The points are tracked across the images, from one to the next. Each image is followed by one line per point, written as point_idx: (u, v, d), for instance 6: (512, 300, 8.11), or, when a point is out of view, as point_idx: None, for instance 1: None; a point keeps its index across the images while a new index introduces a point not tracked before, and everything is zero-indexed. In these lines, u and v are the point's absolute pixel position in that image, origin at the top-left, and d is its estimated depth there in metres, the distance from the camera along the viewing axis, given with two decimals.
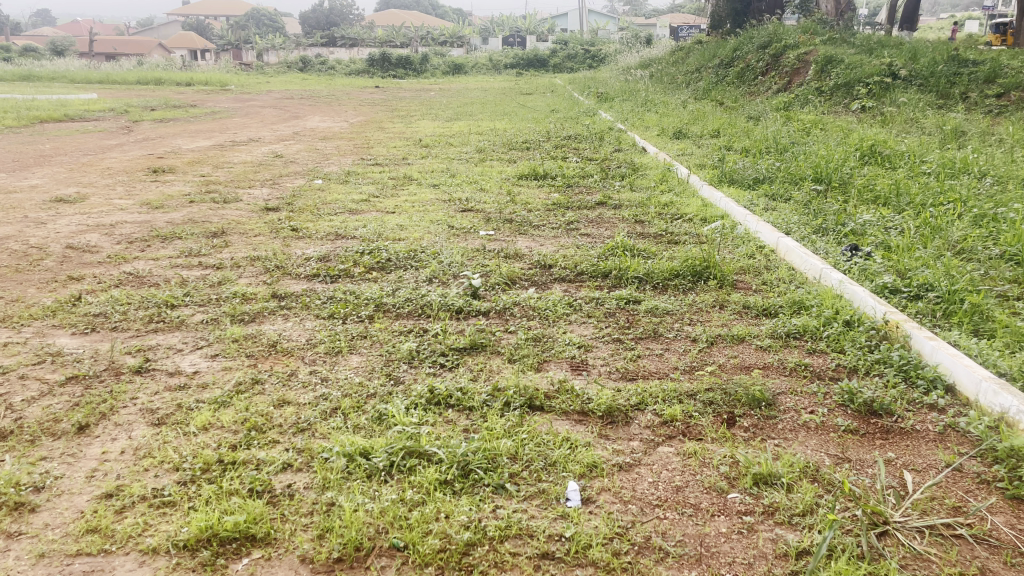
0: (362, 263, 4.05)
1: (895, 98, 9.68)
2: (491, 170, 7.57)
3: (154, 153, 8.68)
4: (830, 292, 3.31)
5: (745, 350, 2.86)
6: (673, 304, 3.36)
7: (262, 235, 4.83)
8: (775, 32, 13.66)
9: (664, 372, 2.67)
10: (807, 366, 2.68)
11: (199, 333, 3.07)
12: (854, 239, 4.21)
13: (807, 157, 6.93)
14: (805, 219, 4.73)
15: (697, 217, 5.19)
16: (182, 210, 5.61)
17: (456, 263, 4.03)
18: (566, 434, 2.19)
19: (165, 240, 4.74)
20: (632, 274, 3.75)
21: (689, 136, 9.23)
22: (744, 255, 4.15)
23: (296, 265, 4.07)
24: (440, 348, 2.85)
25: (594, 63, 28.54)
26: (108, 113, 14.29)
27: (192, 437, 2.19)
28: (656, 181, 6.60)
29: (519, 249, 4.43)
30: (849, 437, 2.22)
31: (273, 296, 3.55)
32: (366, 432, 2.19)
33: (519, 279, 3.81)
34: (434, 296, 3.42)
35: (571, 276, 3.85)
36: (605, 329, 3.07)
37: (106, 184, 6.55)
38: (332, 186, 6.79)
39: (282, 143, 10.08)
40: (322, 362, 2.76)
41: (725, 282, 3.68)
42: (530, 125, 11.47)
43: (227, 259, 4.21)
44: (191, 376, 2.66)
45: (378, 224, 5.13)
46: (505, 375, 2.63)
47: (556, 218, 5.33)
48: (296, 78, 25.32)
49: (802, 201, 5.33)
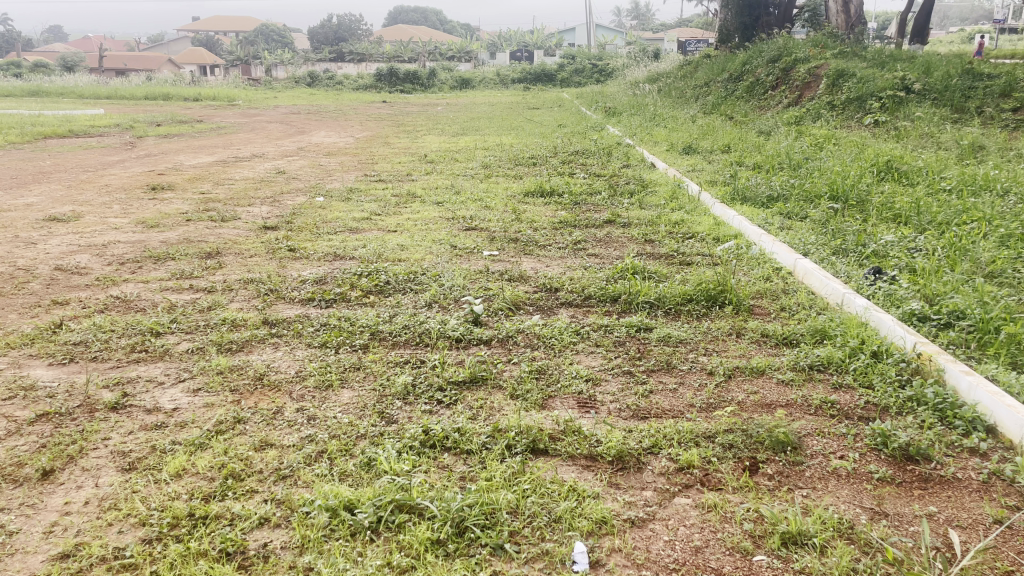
0: (360, 287, 3.87)
1: (909, 112, 9.49)
2: (497, 186, 7.40)
3: (155, 169, 8.55)
4: (854, 320, 3.11)
5: (766, 384, 2.66)
6: (687, 332, 3.17)
7: (258, 256, 4.66)
8: (785, 46, 13.51)
9: (679, 409, 2.47)
10: (834, 404, 2.49)
11: (182, 364, 2.89)
12: (876, 261, 4.02)
13: (821, 173, 6.74)
14: (823, 239, 4.53)
15: (710, 237, 5.01)
16: (178, 229, 5.45)
17: (458, 287, 3.85)
18: (572, 483, 1.99)
19: (158, 261, 4.58)
20: (643, 299, 3.56)
21: (699, 151, 9.05)
22: (760, 277, 3.96)
23: (291, 288, 3.89)
24: (438, 382, 2.66)
25: (602, 77, 28.46)
26: (113, 128, 14.23)
27: (163, 486, 2.00)
28: (666, 198, 6.42)
29: (525, 270, 4.25)
30: (884, 489, 2.02)
31: (265, 322, 3.37)
32: (352, 481, 2.01)
33: (524, 304, 3.62)
34: (433, 323, 3.23)
35: (579, 300, 3.66)
36: (614, 360, 2.88)
37: (103, 202, 6.40)
38: (334, 203, 6.64)
39: (285, 159, 9.94)
40: (310, 397, 2.58)
41: (742, 308, 3.49)
42: (537, 139, 11.32)
43: (220, 282, 4.04)
44: (169, 414, 2.47)
45: (379, 244, 4.96)
46: (506, 413, 2.43)
47: (563, 237, 5.15)
48: (304, 93, 25.32)
49: (819, 219, 5.14)
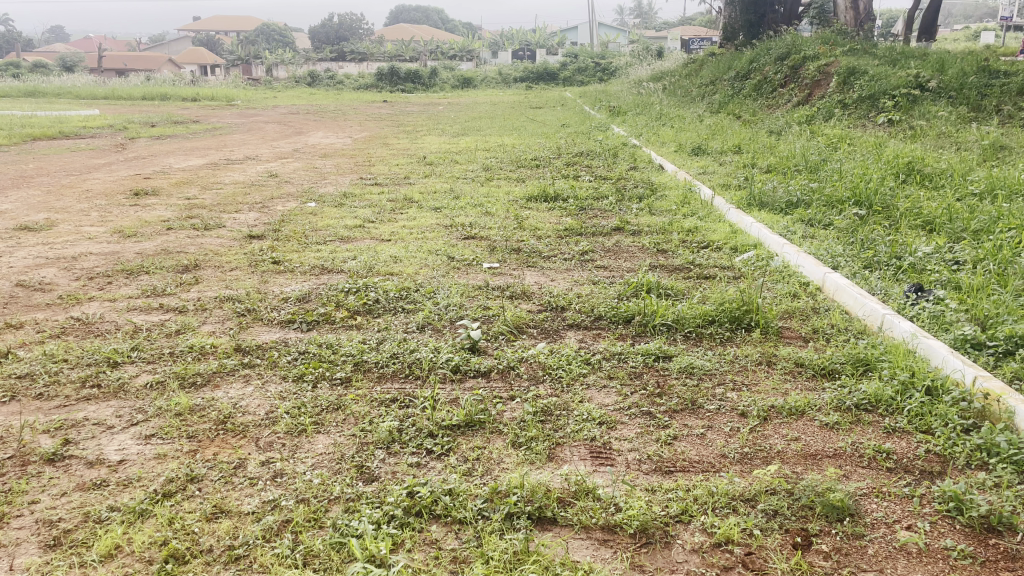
0: (346, 306, 3.51)
1: (924, 111, 9.12)
2: (498, 190, 7.05)
3: (142, 172, 8.20)
4: (901, 347, 2.75)
5: (807, 427, 2.31)
6: (711, 361, 2.81)
7: (239, 270, 4.30)
8: (794, 43, 13.13)
9: (710, 462, 2.12)
10: (890, 456, 2.14)
11: (137, 403, 2.53)
12: (914, 275, 3.66)
13: (841, 176, 6.37)
14: (852, 250, 4.16)
15: (727, 247, 4.65)
16: (157, 239, 5.11)
17: (454, 306, 3.49)
18: (585, 567, 1.65)
19: (131, 276, 4.23)
20: (659, 320, 3.20)
21: (709, 152, 8.70)
22: (785, 295, 3.61)
23: (270, 308, 3.54)
24: (427, 426, 2.30)
25: (605, 75, 28.04)
26: (106, 129, 13.90)
27: (88, 573, 1.66)
28: (677, 203, 6.07)
29: (528, 286, 3.89)
30: (967, 571, 1.66)
31: (237, 350, 3.01)
32: (321, 566, 1.66)
33: (527, 326, 3.26)
34: (424, 351, 2.87)
35: (588, 321, 3.31)
36: (631, 397, 2.52)
37: (81, 208, 6.06)
38: (326, 209, 6.29)
39: (279, 161, 9.59)
40: (279, 446, 2.22)
41: (770, 332, 3.13)
42: (539, 140, 10.96)
43: (193, 300, 3.69)
44: (111, 469, 2.11)
45: (370, 255, 4.60)
46: (507, 468, 2.08)
47: (569, 247, 4.79)
48: (304, 93, 24.94)
49: (845, 227, 4.77)
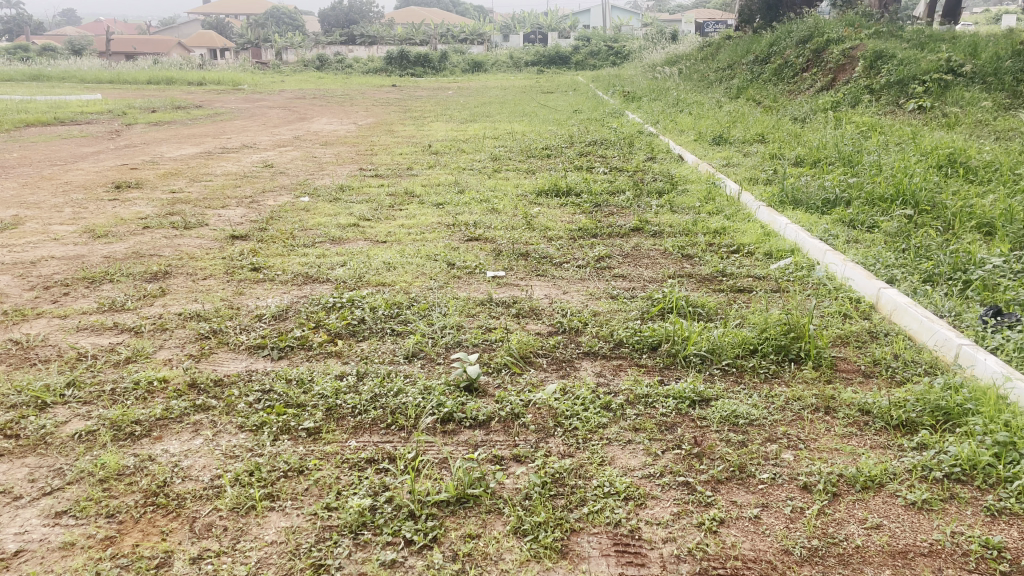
0: (327, 327, 3.04)
1: (957, 97, 8.54)
2: (506, 183, 6.56)
3: (130, 162, 7.75)
4: (991, 393, 2.27)
5: (889, 509, 1.83)
6: (758, 407, 2.32)
7: (213, 278, 3.84)
8: (816, 25, 12.50)
9: (768, 563, 1.64)
10: (1003, 553, 1.66)
11: (57, 463, 2.06)
12: (985, 294, 3.16)
13: (879, 169, 5.83)
14: (907, 260, 3.66)
15: (761, 253, 4.16)
16: (130, 239, 4.66)
17: (451, 329, 3.01)
18: None
19: (92, 284, 3.78)
20: (691, 350, 2.71)
21: (730, 141, 8.18)
22: (834, 316, 3.12)
23: (240, 329, 3.07)
24: (408, 503, 1.82)
25: (618, 59, 27.38)
26: (104, 115, 13.47)
27: None
28: (700, 199, 5.58)
29: (538, 301, 3.42)
30: None
31: (191, 386, 2.53)
32: None
33: (535, 355, 2.78)
34: (412, 391, 2.39)
35: (607, 349, 2.83)
36: (663, 460, 2.04)
37: (55, 204, 5.61)
38: (320, 204, 5.82)
39: (277, 150, 9.11)
40: (219, 532, 1.75)
41: (823, 366, 2.65)
42: (551, 127, 10.45)
43: (153, 317, 3.22)
44: (2, 566, 1.66)
45: (360, 261, 4.12)
46: (508, 571, 1.61)
47: (583, 252, 4.30)
48: (311, 77, 24.40)
49: (893, 232, 4.26)
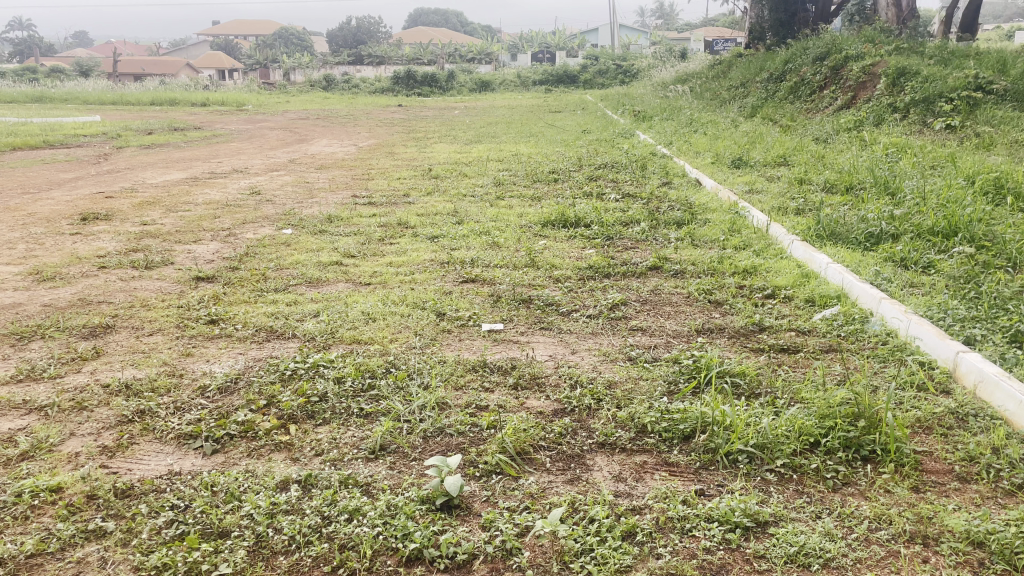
0: (280, 407, 2.46)
1: (990, 116, 7.94)
2: (507, 212, 6.00)
3: (107, 190, 7.23)
4: None
5: None
6: (833, 540, 1.73)
7: (162, 334, 3.28)
8: (834, 41, 11.93)
9: None
10: None
11: None
12: None
13: (919, 196, 5.25)
14: (982, 314, 3.05)
15: (802, 300, 3.57)
16: (79, 283, 4.11)
17: (432, 409, 2.42)
18: None
19: (20, 341, 3.23)
20: (736, 445, 2.12)
21: (749, 164, 7.62)
22: (904, 390, 2.52)
23: (172, 408, 2.49)
24: None
25: (627, 79, 26.92)
26: (98, 137, 13.01)
27: None
28: (724, 230, 5.01)
29: (540, 365, 2.83)
30: None
31: (90, 499, 1.95)
32: None
33: (536, 449, 2.19)
34: (372, 514, 1.80)
35: (627, 439, 2.23)
36: None
37: (10, 239, 5.08)
38: (304, 238, 5.27)
39: (269, 175, 8.59)
40: None
41: (906, 467, 2.06)
42: (558, 149, 9.89)
43: (72, 390, 2.65)
44: None
45: (336, 309, 3.55)
46: None
47: (594, 298, 3.72)
48: (317, 98, 23.99)
49: (953, 275, 3.67)
